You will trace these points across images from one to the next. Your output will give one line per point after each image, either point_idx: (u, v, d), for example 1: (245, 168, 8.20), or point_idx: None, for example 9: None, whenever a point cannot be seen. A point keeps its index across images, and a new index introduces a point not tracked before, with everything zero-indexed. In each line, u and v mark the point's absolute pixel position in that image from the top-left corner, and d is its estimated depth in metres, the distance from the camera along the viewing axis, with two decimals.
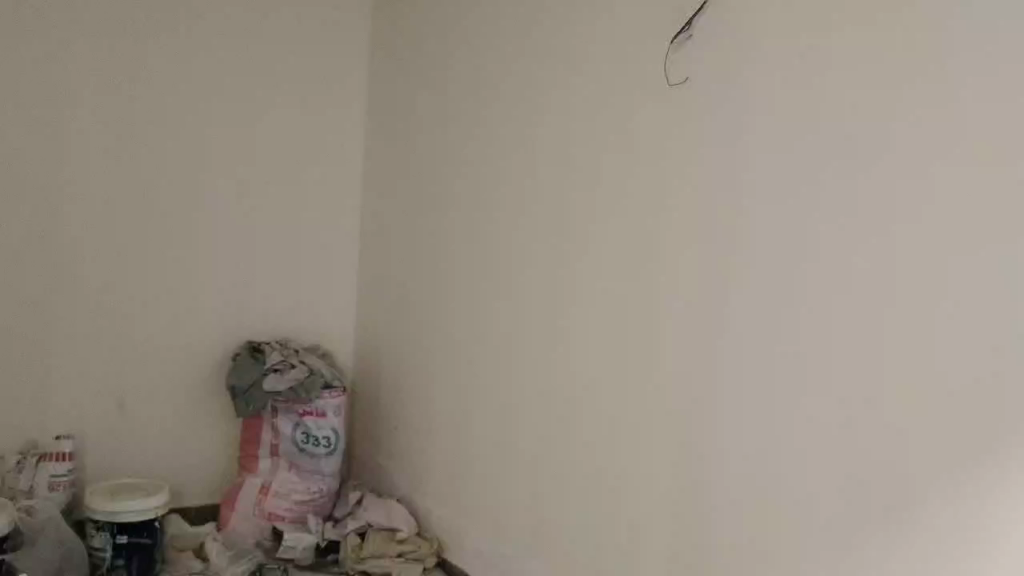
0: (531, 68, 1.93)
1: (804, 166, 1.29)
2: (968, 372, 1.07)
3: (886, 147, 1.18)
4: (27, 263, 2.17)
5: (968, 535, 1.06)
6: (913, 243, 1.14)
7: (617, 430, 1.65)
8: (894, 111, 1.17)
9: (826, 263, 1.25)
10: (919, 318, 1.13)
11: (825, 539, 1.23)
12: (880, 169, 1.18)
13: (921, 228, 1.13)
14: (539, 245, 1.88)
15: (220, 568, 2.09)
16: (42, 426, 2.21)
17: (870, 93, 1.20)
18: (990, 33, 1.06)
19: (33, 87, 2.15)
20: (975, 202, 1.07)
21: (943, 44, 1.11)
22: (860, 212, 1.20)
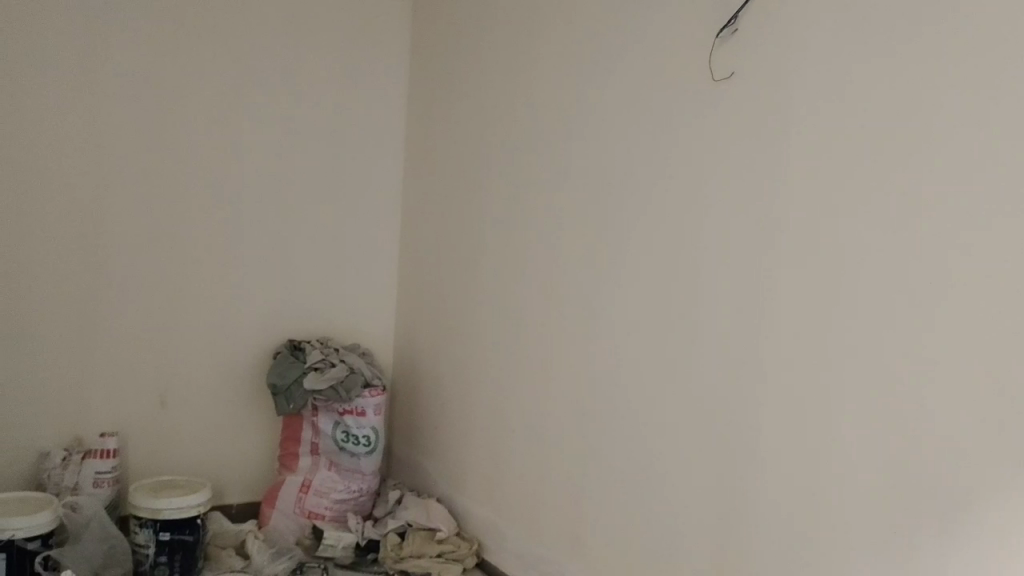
0: (566, 67, 1.91)
1: (830, 164, 1.26)
2: (1005, 371, 1.02)
3: (917, 138, 1.13)
4: (73, 259, 2.17)
5: (1007, 539, 1.01)
6: (947, 237, 1.09)
7: (652, 432, 1.62)
8: (928, 104, 1.12)
9: (851, 263, 1.22)
10: (932, 320, 1.11)
11: (858, 540, 1.19)
12: (912, 163, 1.14)
13: (954, 221, 1.08)
14: (574, 244, 1.86)
15: (261, 566, 2.10)
16: (87, 422, 2.23)
17: (909, 86, 1.14)
18: (1015, 18, 1.02)
19: (77, 83, 2.15)
20: (1009, 194, 1.02)
21: (981, 34, 1.06)
22: (885, 210, 1.17)
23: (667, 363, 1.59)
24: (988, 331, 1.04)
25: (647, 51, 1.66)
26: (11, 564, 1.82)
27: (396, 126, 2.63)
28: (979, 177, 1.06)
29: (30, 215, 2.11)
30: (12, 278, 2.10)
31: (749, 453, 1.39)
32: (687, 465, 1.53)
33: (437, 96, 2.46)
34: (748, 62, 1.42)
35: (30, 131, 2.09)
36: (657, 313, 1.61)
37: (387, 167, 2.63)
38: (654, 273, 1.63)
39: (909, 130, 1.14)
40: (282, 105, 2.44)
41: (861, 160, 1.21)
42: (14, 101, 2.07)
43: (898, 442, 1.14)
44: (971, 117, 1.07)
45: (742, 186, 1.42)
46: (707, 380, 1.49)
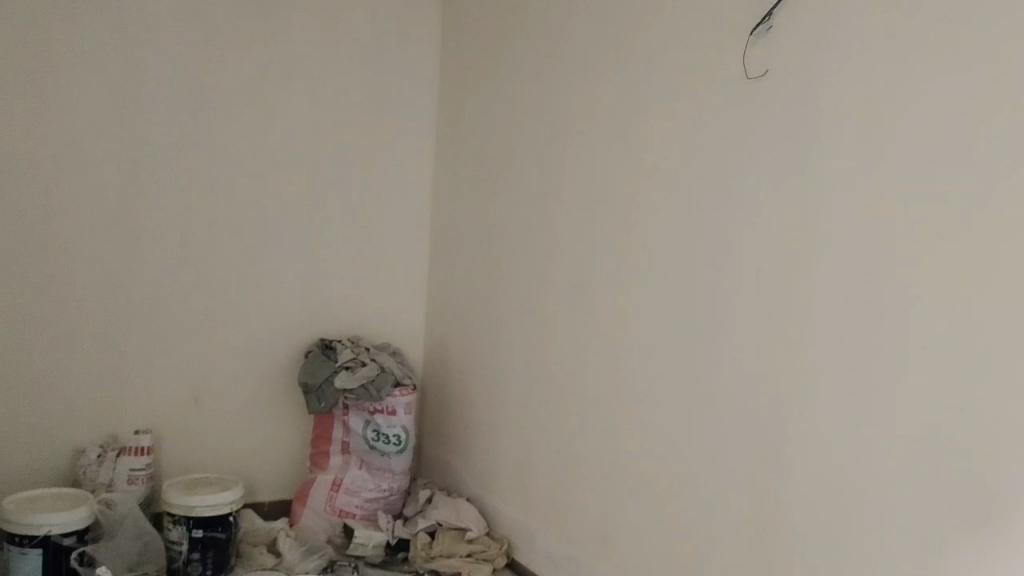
0: (598, 65, 1.90)
1: (865, 162, 1.23)
2: None
3: (950, 133, 1.12)
4: (108, 259, 2.20)
5: None
6: (982, 236, 1.07)
7: (682, 433, 1.61)
8: (963, 100, 1.10)
9: (874, 264, 1.21)
10: (964, 319, 1.09)
11: (892, 543, 1.17)
12: (946, 160, 1.12)
13: (991, 220, 1.06)
14: (605, 243, 1.84)
15: (292, 564, 2.11)
16: (122, 420, 2.25)
17: (943, 81, 1.12)
18: None
19: (112, 84, 2.17)
20: None
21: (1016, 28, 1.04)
22: (921, 209, 1.15)
23: (698, 364, 1.57)
24: (1008, 331, 1.04)
25: (680, 48, 1.65)
26: (48, 560, 1.85)
27: (427, 125, 2.63)
28: (988, 177, 1.07)
29: (66, 216, 2.14)
30: (48, 278, 2.13)
31: (784, 455, 1.37)
32: (719, 467, 1.51)
33: (468, 95, 2.45)
34: (783, 58, 1.40)
35: (65, 132, 2.12)
36: (689, 313, 1.60)
37: (417, 167, 2.63)
38: (687, 272, 1.60)
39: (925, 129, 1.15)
40: (314, 104, 2.45)
41: (876, 159, 1.21)
42: (50, 103, 2.10)
43: (930, 447, 1.13)
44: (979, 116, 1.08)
45: (776, 183, 1.40)
46: (739, 381, 1.47)
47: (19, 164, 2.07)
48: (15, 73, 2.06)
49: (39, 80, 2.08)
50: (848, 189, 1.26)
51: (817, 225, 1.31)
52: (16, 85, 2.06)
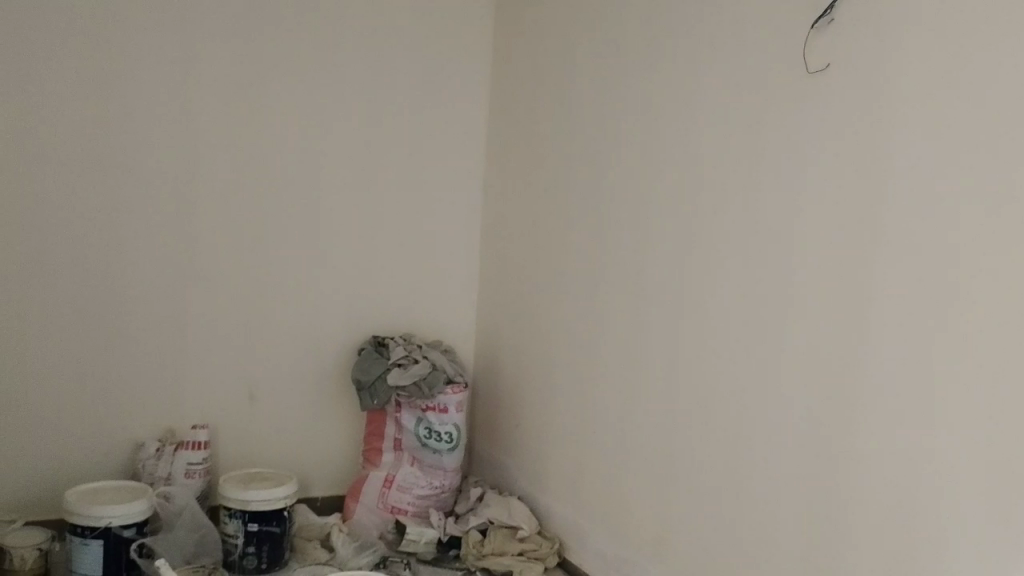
0: (651, 63, 1.88)
1: (926, 161, 1.21)
2: None
3: (1010, 130, 1.09)
4: (165, 257, 2.24)
5: None
6: None
7: (737, 434, 1.58)
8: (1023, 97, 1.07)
9: (921, 264, 1.21)
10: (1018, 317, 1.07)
11: (957, 547, 1.14)
12: (1008, 158, 1.09)
13: None
14: (658, 242, 1.82)
15: (345, 559, 2.13)
16: (179, 415, 2.30)
17: (1008, 78, 1.09)
18: None
19: (169, 87, 2.21)
20: None
21: None
22: (982, 207, 1.12)
23: (751, 363, 1.54)
24: None
25: (735, 40, 1.61)
26: (109, 551, 1.89)
27: (478, 123, 2.63)
28: (1013, 175, 1.08)
29: (125, 214, 2.19)
30: (109, 276, 2.18)
31: (846, 456, 1.33)
32: (774, 467, 1.48)
33: (520, 93, 2.45)
34: (845, 48, 1.36)
35: (125, 133, 2.17)
36: (744, 310, 1.56)
37: (468, 165, 2.62)
38: (742, 269, 1.57)
39: (939, 129, 1.19)
40: (366, 103, 2.46)
41: (924, 159, 1.21)
42: (110, 104, 2.15)
43: (995, 452, 1.10)
44: (1008, 115, 1.09)
45: (835, 178, 1.37)
46: (799, 381, 1.43)
47: (81, 164, 2.13)
48: (77, 76, 2.11)
49: (100, 82, 2.13)
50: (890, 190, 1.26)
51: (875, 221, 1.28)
52: (77, 87, 2.11)
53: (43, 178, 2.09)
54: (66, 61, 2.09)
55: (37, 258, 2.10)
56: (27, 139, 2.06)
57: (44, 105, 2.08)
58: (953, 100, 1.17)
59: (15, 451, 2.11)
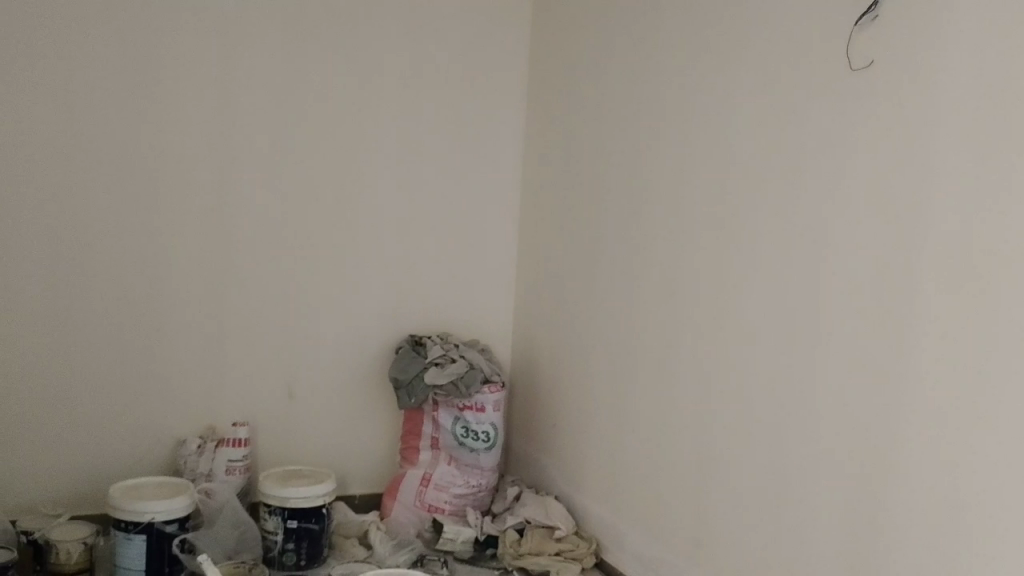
0: (689, 61, 1.86)
1: (975, 159, 1.18)
2: None
3: None
4: (206, 257, 2.27)
5: None
6: None
7: (776, 435, 1.56)
8: None
9: (973, 263, 1.19)
10: None
11: (1002, 550, 1.12)
12: None
13: None
14: (696, 241, 1.81)
15: (383, 556, 2.14)
16: (220, 413, 2.33)
17: None
18: None
19: (210, 89, 2.25)
20: None
21: None
22: None
23: (791, 364, 1.52)
24: None
25: (775, 35, 1.59)
26: (151, 546, 1.92)
27: (516, 121, 2.62)
28: None
29: (167, 214, 2.22)
30: (151, 275, 2.22)
31: (892, 458, 1.31)
32: (814, 469, 1.46)
33: (557, 92, 2.44)
34: (890, 43, 1.33)
35: (167, 134, 2.21)
36: (784, 309, 1.54)
37: (506, 164, 2.62)
38: (781, 268, 1.55)
39: (983, 122, 1.17)
40: (403, 103, 2.47)
41: (970, 156, 1.18)
42: (152, 106, 2.19)
43: None
44: None
45: (875, 175, 1.35)
46: (838, 380, 1.40)
47: (125, 165, 2.17)
48: (121, 79, 2.15)
49: (143, 85, 2.18)
50: (942, 186, 1.24)
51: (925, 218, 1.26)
52: (121, 89, 2.15)
53: (89, 180, 2.14)
54: (110, 64, 2.14)
55: (83, 257, 2.15)
56: (73, 141, 2.11)
57: (89, 108, 2.13)
58: (1002, 94, 1.15)
59: (61, 445, 2.17)
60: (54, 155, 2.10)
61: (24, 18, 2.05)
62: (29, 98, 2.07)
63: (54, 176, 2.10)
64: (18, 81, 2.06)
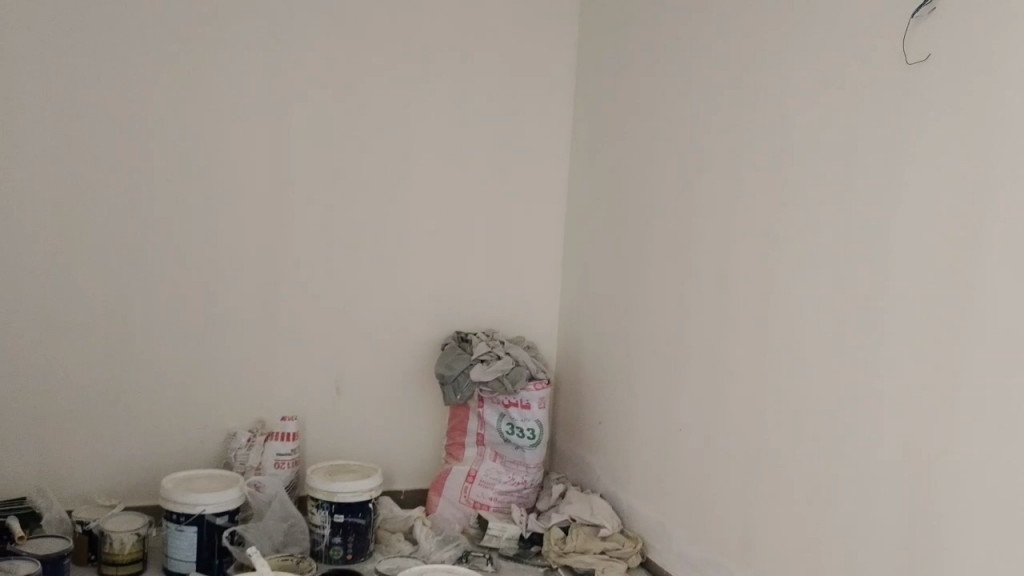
0: (740, 57, 1.83)
1: None
2: None
3: None
4: (256, 253, 2.30)
5: None
6: None
7: (827, 434, 1.53)
8: None
9: None
10: None
11: None
12: None
13: None
14: (745, 239, 1.79)
15: (428, 552, 2.15)
16: (269, 407, 2.36)
17: None
18: None
19: (259, 88, 2.27)
20: None
21: None
22: None
23: (843, 364, 1.50)
24: None
25: (828, 27, 1.56)
26: (202, 537, 1.95)
27: (563, 116, 2.61)
28: None
29: (218, 210, 2.26)
30: (203, 271, 2.26)
31: (945, 460, 1.28)
32: (866, 470, 1.43)
33: (605, 88, 2.42)
34: (951, 36, 1.30)
35: (217, 134, 2.24)
36: (835, 307, 1.52)
37: (553, 161, 2.61)
38: (834, 264, 1.52)
39: None
40: (450, 98, 2.47)
41: None
42: (205, 103, 2.22)
43: None
44: None
45: (940, 174, 1.31)
46: (894, 382, 1.38)
47: (177, 163, 2.21)
48: (173, 79, 2.19)
49: (194, 84, 2.21)
50: (1006, 185, 1.20)
51: (989, 219, 1.22)
52: (174, 87, 2.19)
53: (141, 177, 2.18)
54: (163, 64, 2.18)
55: (136, 253, 2.19)
56: (127, 141, 2.16)
57: (143, 106, 2.17)
58: None
59: (115, 437, 2.22)
60: (109, 154, 2.14)
61: (80, 18, 2.10)
62: (84, 99, 2.11)
63: (109, 174, 2.15)
64: (74, 82, 2.10)
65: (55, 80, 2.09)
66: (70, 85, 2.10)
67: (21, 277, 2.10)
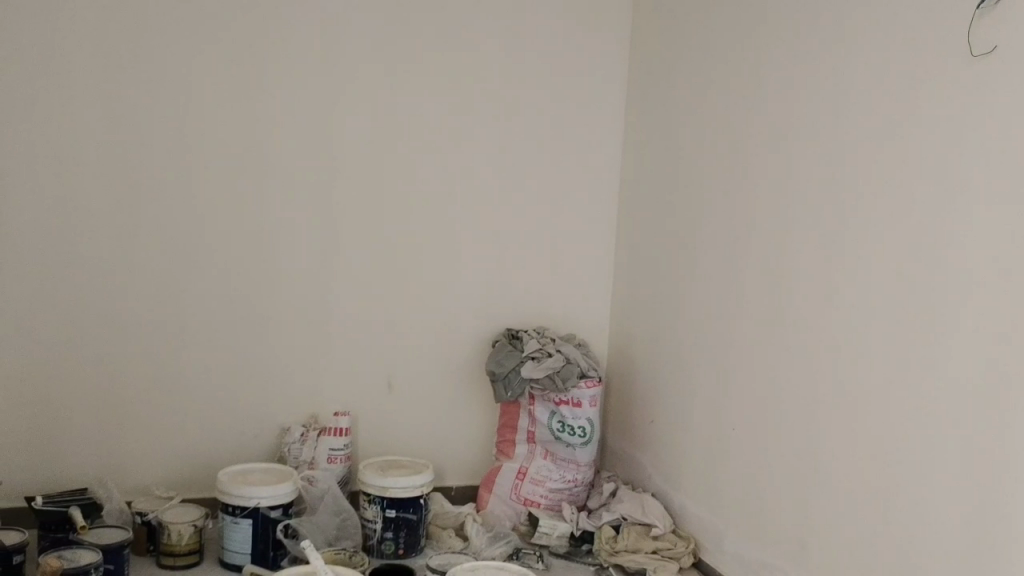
0: (794, 52, 1.80)
1: None
2: None
3: None
4: (309, 250, 2.33)
5: None
6: None
7: (881, 433, 1.49)
8: None
9: None
10: None
11: None
12: None
13: None
14: (799, 236, 1.75)
15: (479, 549, 2.16)
16: (321, 402, 2.39)
17: None
18: None
19: (313, 89, 2.30)
20: None
21: None
22: None
23: (900, 363, 1.46)
24: None
25: (886, 21, 1.52)
26: (257, 530, 1.99)
27: (615, 113, 2.59)
28: None
29: (273, 207, 2.29)
30: (258, 268, 2.29)
31: (1006, 465, 1.24)
32: (922, 470, 1.40)
33: (658, 84, 2.40)
34: (1015, 29, 1.26)
35: (270, 133, 2.28)
36: (892, 305, 1.48)
37: (606, 159, 2.59)
38: (891, 260, 1.49)
39: None
40: (503, 96, 2.47)
41: None
42: (258, 103, 2.26)
43: None
44: None
45: (1005, 172, 1.27)
46: (952, 384, 1.35)
47: (233, 162, 2.25)
48: (229, 81, 2.23)
49: (249, 85, 2.25)
50: None
51: None
52: (229, 89, 2.23)
53: (198, 176, 2.23)
54: (218, 67, 2.22)
55: (194, 249, 2.24)
56: (184, 140, 2.21)
57: (200, 107, 2.22)
58: None
59: (172, 431, 2.26)
60: (168, 152, 2.20)
61: (139, 22, 2.15)
62: (143, 101, 2.17)
63: (167, 173, 2.20)
64: (132, 85, 2.16)
65: (116, 83, 2.15)
66: (131, 88, 2.16)
67: (85, 273, 2.16)
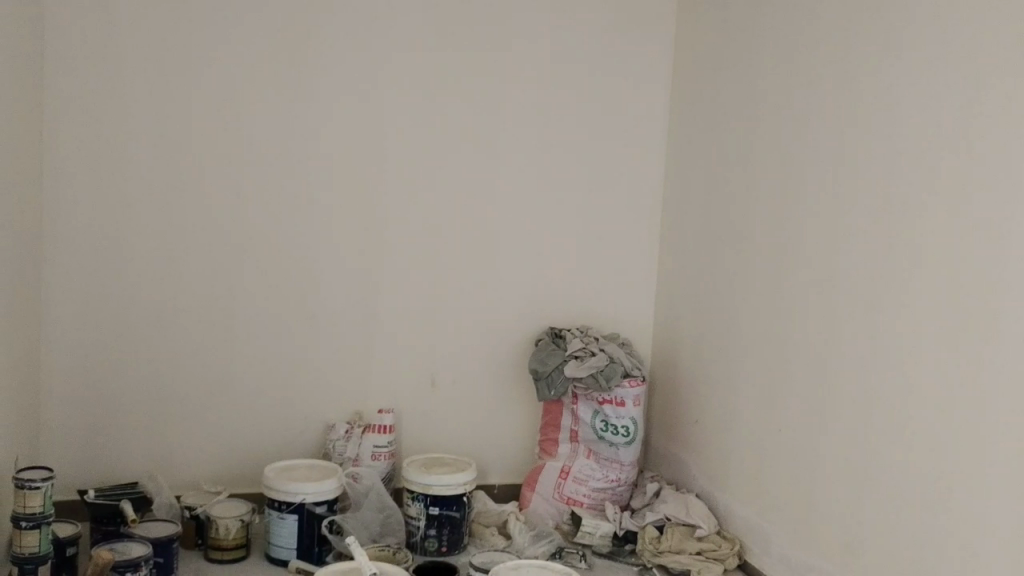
0: (841, 49, 1.77)
1: None
2: None
3: None
4: (353, 249, 2.35)
5: None
6: None
7: (931, 435, 1.46)
8: None
9: None
10: None
11: None
12: None
13: None
14: (846, 235, 1.73)
15: (522, 547, 2.16)
16: (365, 400, 2.41)
17: None
18: None
19: (357, 91, 2.32)
20: None
21: None
22: None
23: (950, 365, 1.43)
24: None
25: (936, 17, 1.49)
26: (303, 525, 2.01)
27: (660, 112, 2.57)
28: None
29: (316, 207, 2.31)
30: (303, 266, 2.32)
31: None
32: (972, 473, 1.37)
33: (703, 83, 2.38)
34: None
35: (315, 135, 2.30)
36: (942, 306, 1.45)
37: (650, 158, 2.57)
38: (941, 261, 1.46)
39: None
40: (546, 97, 2.47)
41: None
42: (302, 104, 2.29)
43: None
44: None
45: None
46: (1003, 387, 1.32)
47: (279, 163, 2.28)
48: (274, 84, 2.26)
49: (294, 88, 2.28)
50: None
51: None
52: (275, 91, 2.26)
53: (245, 176, 2.26)
54: (264, 70, 2.25)
55: (241, 248, 2.27)
56: (232, 141, 2.24)
57: (247, 109, 2.25)
58: None
59: (220, 427, 2.30)
60: (216, 154, 2.23)
61: (188, 25, 2.19)
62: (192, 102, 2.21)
63: (215, 173, 2.24)
64: (181, 88, 2.20)
65: (166, 86, 2.19)
66: (180, 90, 2.20)
67: (136, 273, 2.20)
